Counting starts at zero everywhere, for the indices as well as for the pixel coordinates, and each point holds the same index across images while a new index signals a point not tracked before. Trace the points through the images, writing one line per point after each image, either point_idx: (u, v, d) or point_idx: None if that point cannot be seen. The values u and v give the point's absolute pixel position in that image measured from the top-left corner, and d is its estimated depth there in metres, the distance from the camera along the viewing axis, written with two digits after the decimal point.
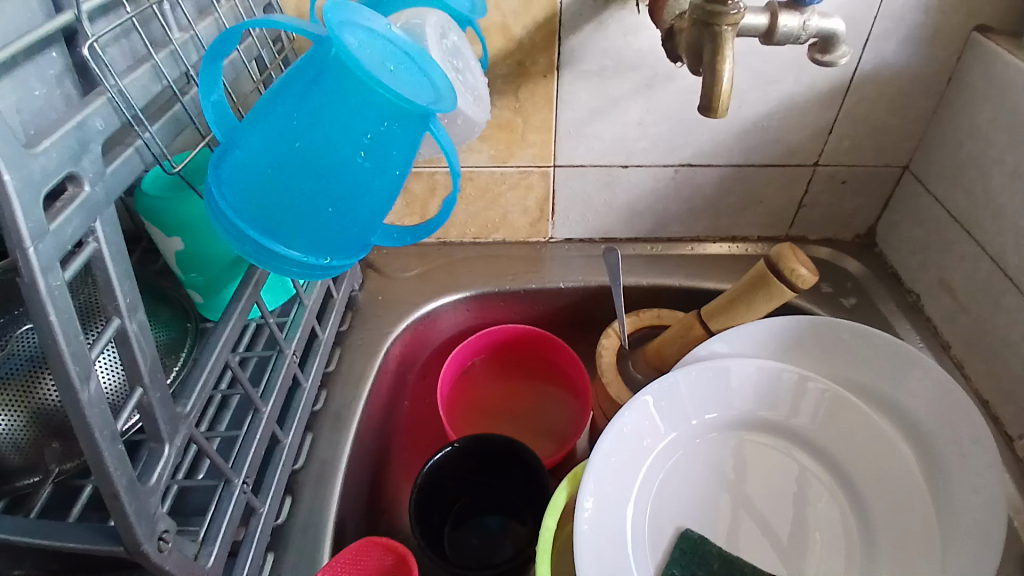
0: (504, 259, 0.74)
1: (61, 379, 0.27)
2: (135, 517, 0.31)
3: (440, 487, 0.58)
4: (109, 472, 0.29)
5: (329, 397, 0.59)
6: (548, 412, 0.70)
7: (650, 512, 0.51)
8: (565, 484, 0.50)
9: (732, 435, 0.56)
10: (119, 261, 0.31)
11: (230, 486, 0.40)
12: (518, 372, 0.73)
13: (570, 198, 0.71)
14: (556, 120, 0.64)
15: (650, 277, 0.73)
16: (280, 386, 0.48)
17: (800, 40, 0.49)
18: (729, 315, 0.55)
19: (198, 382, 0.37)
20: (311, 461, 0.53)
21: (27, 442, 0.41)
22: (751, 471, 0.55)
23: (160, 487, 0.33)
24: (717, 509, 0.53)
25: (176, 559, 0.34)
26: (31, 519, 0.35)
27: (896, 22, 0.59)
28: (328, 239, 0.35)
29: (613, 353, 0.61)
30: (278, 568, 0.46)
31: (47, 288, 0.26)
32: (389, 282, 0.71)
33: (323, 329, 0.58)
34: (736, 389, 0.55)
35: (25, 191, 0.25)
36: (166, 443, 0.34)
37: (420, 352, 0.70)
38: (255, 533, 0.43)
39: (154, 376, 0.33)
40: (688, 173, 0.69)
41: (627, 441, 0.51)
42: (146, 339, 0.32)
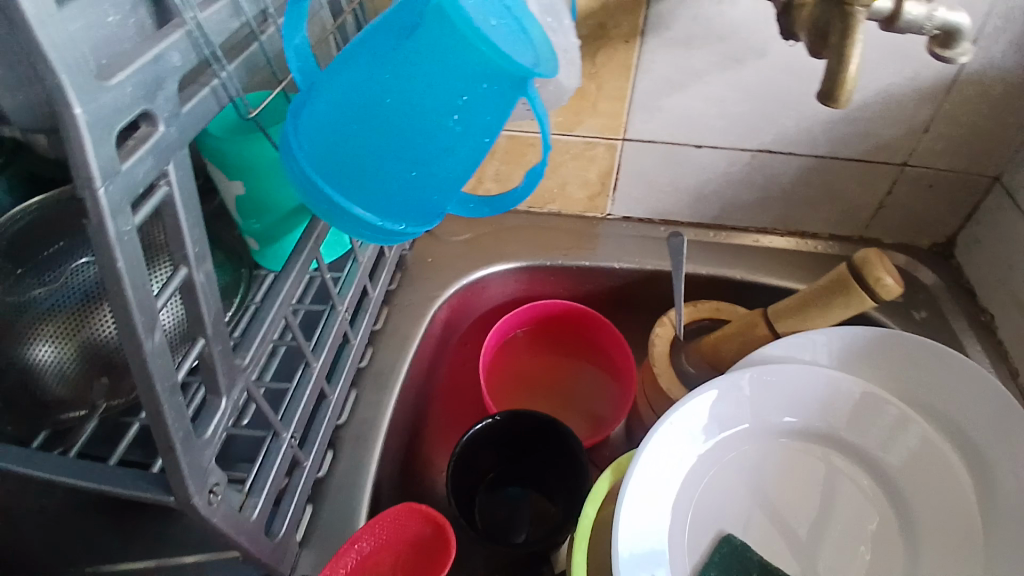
0: (557, 231, 0.71)
1: (126, 327, 0.26)
2: (188, 471, 0.30)
3: (476, 459, 0.57)
4: (167, 425, 0.28)
5: (373, 355, 0.58)
6: (588, 394, 0.69)
7: (692, 512, 0.49)
8: (607, 473, 0.49)
9: (782, 445, 0.53)
10: (190, 207, 0.29)
11: (278, 440, 0.40)
12: (561, 349, 0.71)
13: (634, 174, 0.67)
14: (631, 90, 0.60)
15: (709, 266, 0.69)
16: (330, 344, 0.47)
17: (921, 32, 0.44)
18: (800, 318, 0.52)
19: (258, 334, 0.36)
20: (352, 418, 0.53)
21: (73, 376, 0.42)
22: (800, 482, 0.53)
23: (215, 440, 0.32)
24: (759, 515, 0.51)
25: (225, 513, 0.34)
26: (74, 461, 0.35)
27: (1009, 20, 0.53)
28: (406, 202, 0.34)
29: (667, 342, 0.59)
30: (315, 520, 0.47)
31: (117, 233, 0.24)
32: (438, 244, 0.69)
33: (373, 287, 0.57)
34: (794, 398, 0.52)
35: (95, 126, 0.23)
36: (223, 396, 0.33)
37: (464, 318, 0.69)
38: (298, 485, 0.43)
39: (217, 327, 0.32)
40: (766, 160, 0.65)
41: (677, 437, 0.49)
42: (213, 291, 0.31)
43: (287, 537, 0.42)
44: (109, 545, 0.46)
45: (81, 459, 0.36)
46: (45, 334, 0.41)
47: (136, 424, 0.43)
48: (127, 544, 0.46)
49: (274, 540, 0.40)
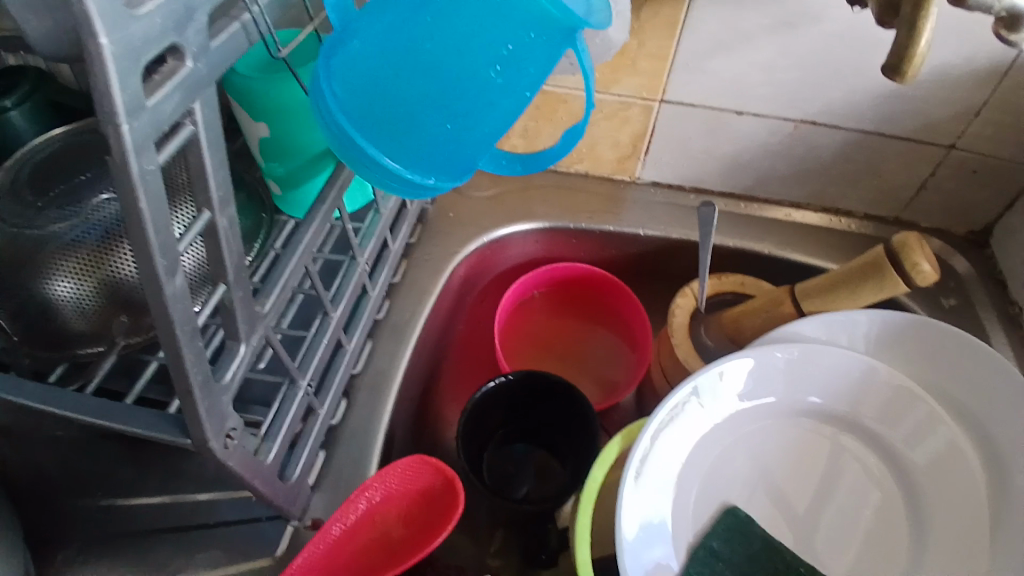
0: (583, 193, 0.69)
1: (147, 270, 0.25)
2: (205, 415, 0.30)
3: (487, 416, 0.57)
4: (186, 369, 0.28)
5: (391, 308, 0.57)
6: (602, 360, 0.69)
7: (700, 484, 0.50)
8: (617, 440, 0.49)
9: (795, 425, 0.53)
10: (216, 148, 0.28)
11: (295, 387, 0.40)
12: (578, 314, 0.71)
13: (669, 138, 0.65)
14: (674, 49, 0.57)
15: (737, 239, 0.68)
16: (349, 295, 0.47)
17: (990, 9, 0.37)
18: (828, 299, 0.51)
19: (279, 281, 0.36)
20: (367, 368, 0.53)
21: (93, 312, 0.43)
22: (813, 464, 0.53)
23: (232, 385, 0.32)
24: (768, 493, 0.51)
25: (240, 456, 0.34)
26: (92, 398, 0.36)
27: None
28: (437, 154, 0.33)
29: (687, 313, 0.59)
30: (327, 465, 0.47)
31: (139, 172, 0.24)
32: (461, 198, 0.67)
33: (393, 240, 0.56)
34: (813, 379, 0.52)
35: (121, 57, 0.22)
36: (242, 342, 0.33)
37: (483, 276, 0.68)
38: (312, 431, 0.44)
39: (239, 274, 0.31)
40: (807, 131, 0.62)
41: (691, 409, 0.49)
42: (235, 237, 0.30)
43: (300, 481, 0.43)
44: (128, 474, 0.48)
45: (96, 397, 0.37)
46: (63, 269, 0.42)
47: (155, 362, 0.44)
48: (144, 475, 0.47)
49: (286, 483, 0.41)
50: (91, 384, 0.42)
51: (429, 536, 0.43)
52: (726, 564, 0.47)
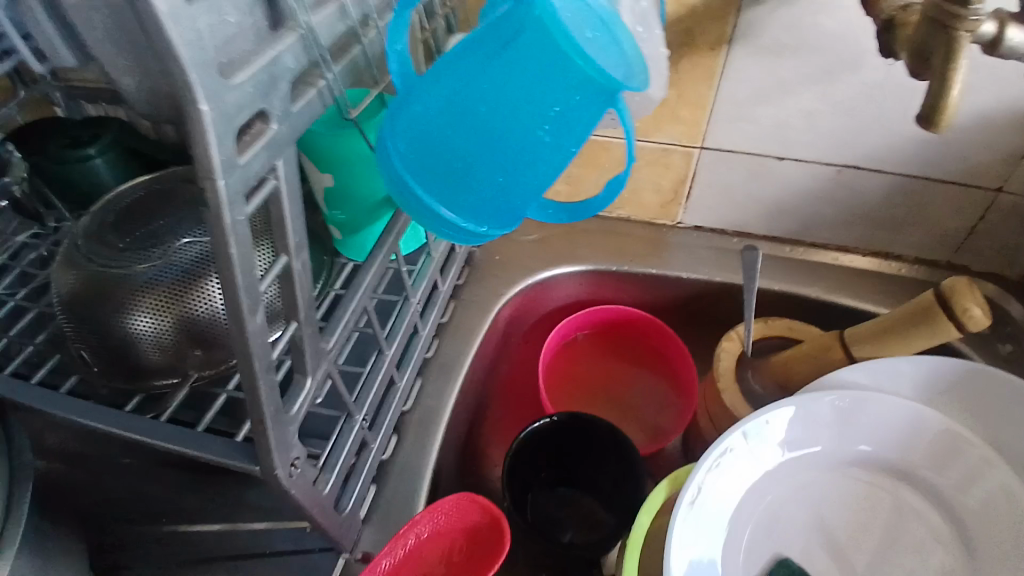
0: (626, 237, 0.71)
1: (233, 308, 0.28)
2: (275, 444, 0.32)
3: (532, 456, 0.58)
4: (260, 400, 0.31)
5: (439, 346, 0.60)
6: (647, 403, 0.69)
7: (750, 532, 0.49)
8: (663, 484, 0.49)
9: (847, 475, 0.51)
10: (294, 200, 0.31)
11: (351, 421, 0.42)
12: (621, 356, 0.71)
13: (711, 183, 0.66)
14: (714, 98, 0.59)
15: (783, 282, 0.67)
16: (402, 334, 0.49)
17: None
18: (879, 344, 0.50)
19: (342, 320, 0.39)
20: (417, 404, 0.55)
21: (168, 346, 0.47)
22: (869, 515, 0.51)
23: (298, 416, 0.35)
24: (821, 543, 0.50)
25: (302, 485, 0.36)
26: (173, 428, 0.40)
27: None
28: (488, 207, 0.35)
29: (732, 358, 0.58)
30: (377, 499, 0.49)
31: (231, 221, 0.27)
32: (507, 242, 0.70)
33: (443, 282, 0.59)
34: (865, 427, 0.50)
35: (219, 122, 0.25)
36: (309, 376, 0.35)
37: (528, 317, 0.70)
38: (365, 465, 0.45)
39: (308, 313, 0.34)
40: (852, 176, 0.63)
41: (741, 457, 0.48)
42: (308, 279, 0.33)
43: (353, 514, 0.44)
44: (191, 502, 0.50)
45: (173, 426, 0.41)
46: (144, 307, 0.46)
47: (222, 394, 0.46)
48: (206, 503, 0.50)
49: (341, 515, 0.43)
50: (165, 413, 0.46)
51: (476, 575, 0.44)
52: None
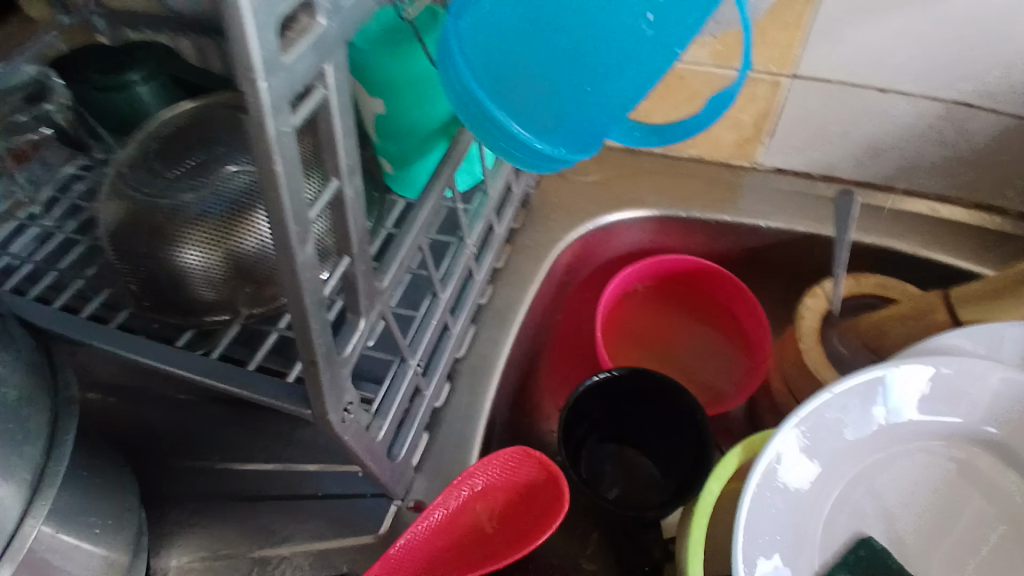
0: (695, 181, 0.65)
1: (280, 237, 0.25)
2: (327, 387, 0.30)
3: (589, 412, 0.55)
4: (312, 340, 0.28)
5: (493, 292, 0.56)
6: (709, 361, 0.65)
7: (829, 504, 0.44)
8: (736, 450, 0.45)
9: (942, 452, 0.46)
10: (344, 114, 0.27)
11: (405, 365, 0.40)
12: (683, 310, 0.67)
13: (798, 119, 0.59)
14: (813, 20, 0.51)
15: (875, 235, 0.61)
16: (457, 276, 0.46)
17: None
18: (993, 307, 0.45)
19: (396, 258, 0.36)
20: (471, 351, 0.52)
21: (218, 282, 0.45)
22: (963, 496, 0.46)
23: (352, 359, 0.32)
24: (907, 523, 0.46)
25: (355, 428, 0.34)
26: (222, 366, 0.38)
27: None
28: (574, 124, 0.34)
29: (816, 316, 0.53)
30: (430, 446, 0.47)
31: (277, 133, 0.23)
32: (566, 182, 0.65)
33: (499, 223, 0.55)
34: (972, 400, 0.45)
35: (261, 9, 0.20)
36: (362, 317, 0.33)
37: (585, 265, 0.66)
38: (418, 412, 0.43)
39: (361, 246, 0.31)
40: (963, 114, 0.54)
41: (826, 426, 0.43)
42: (360, 207, 0.30)
43: (405, 460, 0.43)
44: (244, 439, 0.50)
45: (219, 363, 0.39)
46: (194, 240, 0.44)
47: (273, 333, 0.45)
48: (259, 441, 0.49)
49: (393, 462, 0.41)
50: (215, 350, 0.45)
51: (531, 533, 0.41)
52: None
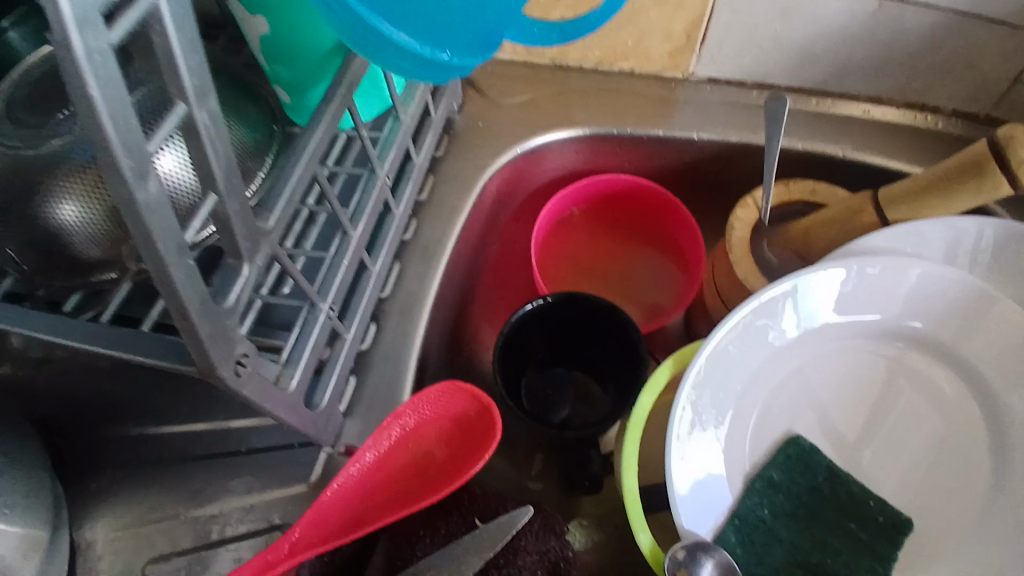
0: (627, 95, 0.62)
1: (114, 178, 0.22)
2: (209, 340, 0.27)
3: (526, 340, 0.54)
4: (177, 290, 0.25)
5: (420, 228, 0.53)
6: (647, 282, 0.64)
7: (759, 408, 0.46)
8: (667, 362, 0.45)
9: (868, 351, 0.47)
10: (186, 28, 0.23)
11: (316, 311, 0.37)
12: (621, 233, 0.66)
13: (729, 24, 0.55)
14: None
15: (806, 141, 0.60)
16: (369, 213, 0.43)
17: None
18: (917, 205, 0.44)
19: (282, 193, 0.32)
20: (398, 291, 0.50)
21: (100, 236, 0.40)
22: (892, 390, 0.47)
23: (239, 308, 0.30)
24: (839, 420, 0.47)
25: (257, 382, 0.32)
26: (105, 328, 0.35)
27: None
28: (459, 22, 0.33)
29: (747, 227, 0.52)
30: (358, 392, 0.45)
31: (85, 49, 0.19)
32: (492, 105, 0.61)
33: (417, 153, 0.51)
34: (896, 296, 0.45)
35: None
36: (245, 261, 0.30)
37: (517, 191, 0.63)
38: (339, 357, 0.41)
39: (231, 180, 0.27)
40: (896, 11, 0.52)
41: (752, 333, 0.44)
42: (219, 133, 0.26)
43: (330, 406, 0.41)
44: (161, 402, 0.47)
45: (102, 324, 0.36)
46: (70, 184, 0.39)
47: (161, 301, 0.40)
48: (178, 402, 0.46)
49: (315, 411, 0.39)
50: (107, 310, 0.41)
51: (465, 465, 0.40)
52: (784, 495, 0.44)
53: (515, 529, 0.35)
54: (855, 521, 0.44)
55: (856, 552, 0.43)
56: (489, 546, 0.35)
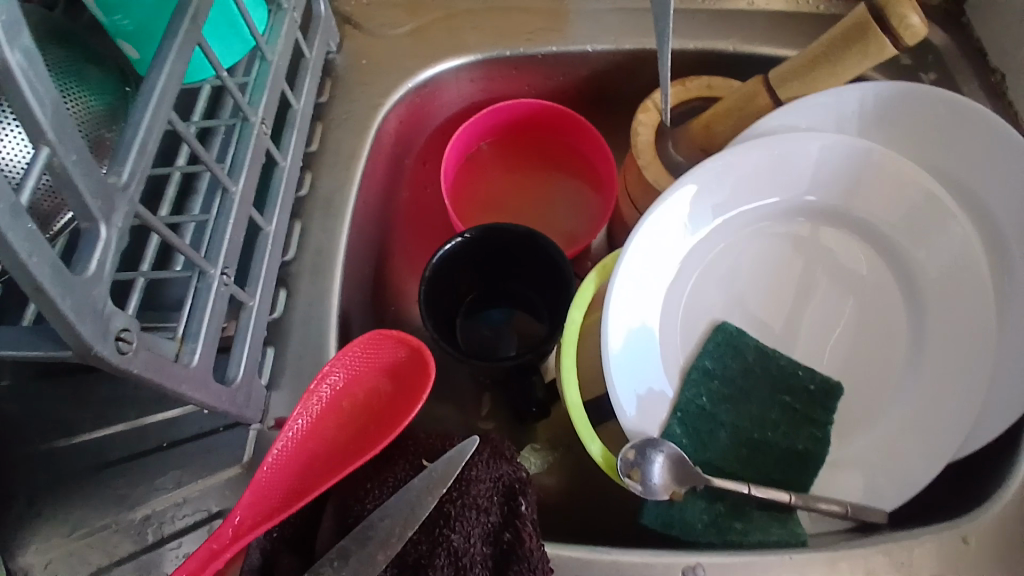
0: (516, 12, 0.59)
1: None
2: (74, 315, 0.24)
3: (454, 280, 0.52)
4: (23, 260, 0.22)
5: (315, 182, 0.50)
6: (562, 211, 0.63)
7: (685, 304, 0.47)
8: (592, 275, 0.45)
9: (779, 232, 0.48)
10: None
11: (206, 277, 0.34)
12: (533, 162, 0.64)
13: None
14: None
15: (697, 40, 0.59)
16: (250, 164, 0.39)
17: None
18: (807, 80, 0.43)
19: (134, 143, 0.28)
20: (303, 252, 0.46)
21: None
22: (808, 266, 0.48)
23: (105, 277, 0.26)
24: (763, 301, 0.48)
25: (149, 359, 0.28)
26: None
27: None
28: None
29: (652, 130, 0.51)
30: (280, 362, 0.43)
31: None
32: (374, 39, 0.57)
33: (296, 97, 0.47)
34: (796, 174, 0.47)
35: None
36: (101, 224, 0.26)
37: (419, 132, 0.60)
38: (248, 327, 0.37)
39: (64, 130, 0.23)
40: None
41: (667, 230, 0.45)
42: (41, 77, 0.22)
43: (249, 380, 0.38)
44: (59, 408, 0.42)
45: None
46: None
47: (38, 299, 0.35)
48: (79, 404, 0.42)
49: (231, 387, 0.36)
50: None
51: (400, 415, 0.38)
52: (719, 380, 0.45)
53: (465, 461, 0.35)
54: (787, 393, 0.45)
55: (792, 423, 0.45)
56: (435, 483, 0.34)
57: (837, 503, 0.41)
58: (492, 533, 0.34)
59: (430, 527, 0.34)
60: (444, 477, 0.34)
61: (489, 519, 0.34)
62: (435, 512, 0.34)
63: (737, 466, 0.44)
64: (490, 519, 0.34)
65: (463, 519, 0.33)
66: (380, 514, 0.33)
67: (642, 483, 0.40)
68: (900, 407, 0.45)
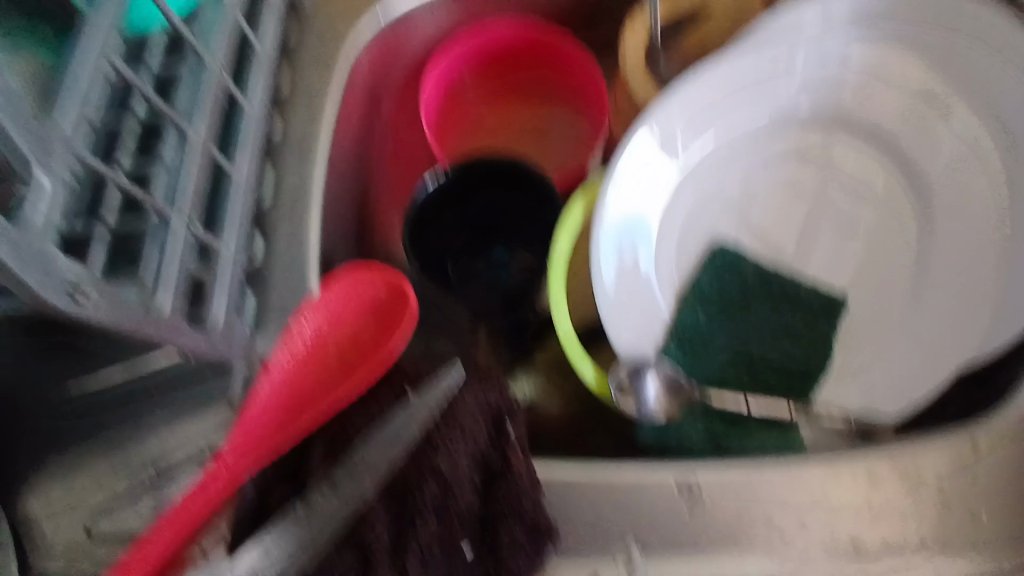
0: None
1: None
2: (14, 261, 0.23)
3: (443, 228, 0.51)
4: None
5: (286, 126, 0.46)
6: (556, 146, 0.60)
7: (677, 228, 0.45)
8: (578, 199, 0.42)
9: (775, 145, 0.46)
10: None
11: (165, 219, 0.31)
12: (518, 99, 0.61)
13: None
14: None
15: None
16: (212, 105, 0.36)
17: None
18: None
19: (78, 90, 0.29)
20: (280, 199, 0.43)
21: None
22: (806, 182, 0.46)
23: (52, 226, 0.25)
24: (761, 219, 0.45)
25: (110, 307, 0.27)
26: None
27: None
28: None
29: (640, 49, 0.49)
30: None
31: None
32: None
33: (257, 39, 0.44)
34: (788, 82, 0.44)
35: None
36: (43, 171, 0.25)
37: (393, 69, 0.57)
38: (224, 275, 0.34)
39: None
40: None
41: (655, 152, 0.42)
42: None
43: (230, 327, 0.34)
44: None
45: None
46: None
47: None
48: None
49: (211, 336, 0.32)
50: None
51: (382, 342, 0.38)
52: (716, 302, 0.44)
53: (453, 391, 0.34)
54: (788, 310, 0.44)
55: (792, 340, 0.43)
56: (422, 409, 0.33)
57: (840, 416, 0.40)
58: (482, 457, 0.33)
59: (416, 452, 0.33)
60: (432, 404, 0.34)
61: (478, 442, 0.33)
62: (421, 437, 0.33)
63: (736, 385, 0.43)
64: (479, 440, 0.33)
65: (450, 442, 0.32)
66: (369, 445, 0.33)
67: (637, 401, 0.39)
68: (910, 326, 0.41)
